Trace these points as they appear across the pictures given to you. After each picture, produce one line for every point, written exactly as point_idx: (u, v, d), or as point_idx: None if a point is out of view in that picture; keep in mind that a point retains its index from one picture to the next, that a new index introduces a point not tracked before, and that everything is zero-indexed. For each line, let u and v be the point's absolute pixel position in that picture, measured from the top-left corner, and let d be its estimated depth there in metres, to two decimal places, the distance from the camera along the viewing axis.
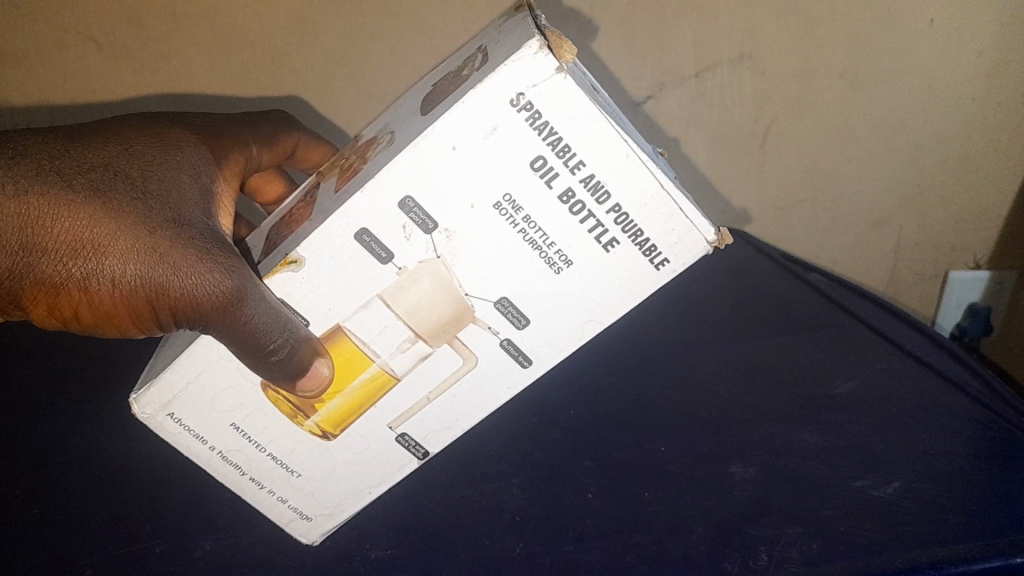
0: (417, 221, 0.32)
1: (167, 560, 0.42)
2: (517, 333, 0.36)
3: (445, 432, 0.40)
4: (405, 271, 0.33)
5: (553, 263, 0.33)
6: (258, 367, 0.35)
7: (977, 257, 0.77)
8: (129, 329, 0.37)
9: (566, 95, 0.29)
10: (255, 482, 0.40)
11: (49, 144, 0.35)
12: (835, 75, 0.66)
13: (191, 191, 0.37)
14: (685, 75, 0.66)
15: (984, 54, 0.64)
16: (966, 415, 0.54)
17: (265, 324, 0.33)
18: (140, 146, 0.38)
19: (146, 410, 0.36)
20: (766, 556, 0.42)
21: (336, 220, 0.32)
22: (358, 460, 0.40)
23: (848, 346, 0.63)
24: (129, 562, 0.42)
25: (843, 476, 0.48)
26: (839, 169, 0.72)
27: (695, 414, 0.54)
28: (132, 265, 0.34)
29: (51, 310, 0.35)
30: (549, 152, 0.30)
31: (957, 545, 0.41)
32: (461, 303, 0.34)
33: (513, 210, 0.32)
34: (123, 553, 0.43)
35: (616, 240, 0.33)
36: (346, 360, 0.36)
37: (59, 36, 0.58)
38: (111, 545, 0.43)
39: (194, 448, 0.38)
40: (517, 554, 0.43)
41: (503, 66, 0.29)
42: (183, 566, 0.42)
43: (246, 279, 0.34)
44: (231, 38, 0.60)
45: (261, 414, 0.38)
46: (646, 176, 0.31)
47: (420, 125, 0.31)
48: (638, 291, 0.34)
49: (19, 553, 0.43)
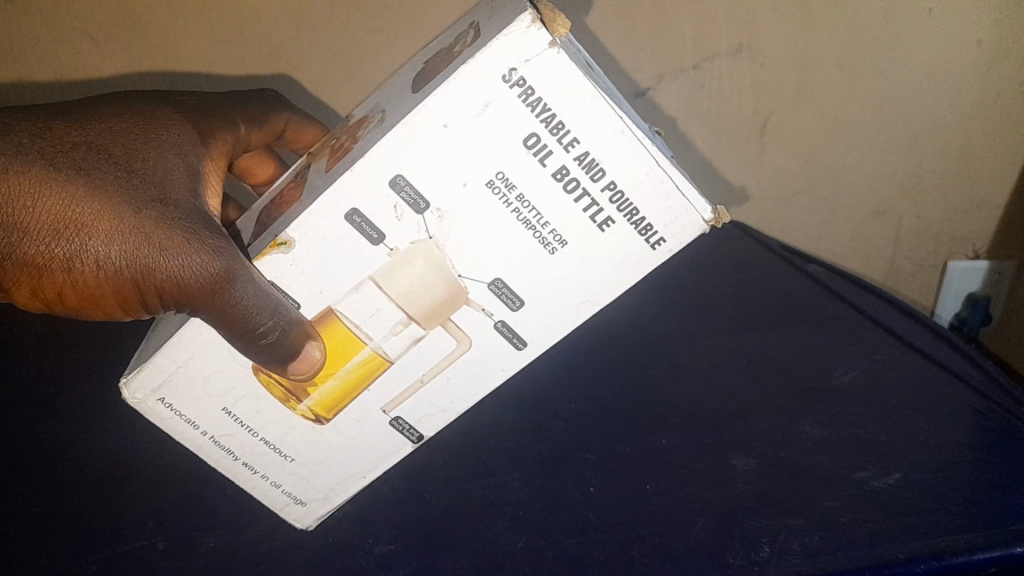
0: (408, 201, 0.32)
1: (170, 557, 0.42)
2: (511, 315, 0.35)
3: (438, 416, 0.40)
4: (397, 253, 0.33)
5: (547, 244, 0.33)
6: (249, 351, 0.34)
7: (976, 247, 0.77)
8: (116, 311, 0.36)
9: (559, 71, 0.29)
10: (248, 467, 0.40)
11: (30, 122, 0.34)
12: (833, 66, 0.66)
13: (177, 170, 0.37)
14: (683, 66, 0.66)
15: (982, 43, 0.64)
16: (967, 405, 0.54)
17: (255, 306, 0.33)
18: (125, 125, 0.37)
19: (136, 395, 0.36)
20: (769, 549, 0.41)
21: (326, 200, 0.32)
22: (352, 445, 0.40)
23: (848, 337, 0.63)
24: (131, 559, 0.42)
25: (844, 467, 0.47)
26: (838, 160, 0.72)
27: (698, 406, 0.54)
28: (117, 246, 0.33)
29: (35, 293, 0.35)
30: (542, 129, 0.30)
31: (957, 536, 0.40)
32: (454, 286, 0.34)
33: (506, 189, 0.31)
34: (126, 551, 0.42)
35: (611, 219, 0.32)
36: (338, 343, 0.36)
37: (55, 30, 0.58)
38: (113, 544, 0.43)
39: (186, 433, 0.38)
40: (518, 548, 0.43)
41: (494, 41, 0.28)
42: (188, 563, 0.42)
43: (235, 259, 0.33)
44: (225, 29, 0.59)
45: (252, 398, 0.38)
46: (641, 154, 0.30)
47: (412, 103, 0.31)
48: (633, 272, 0.34)
49: (21, 551, 0.42)
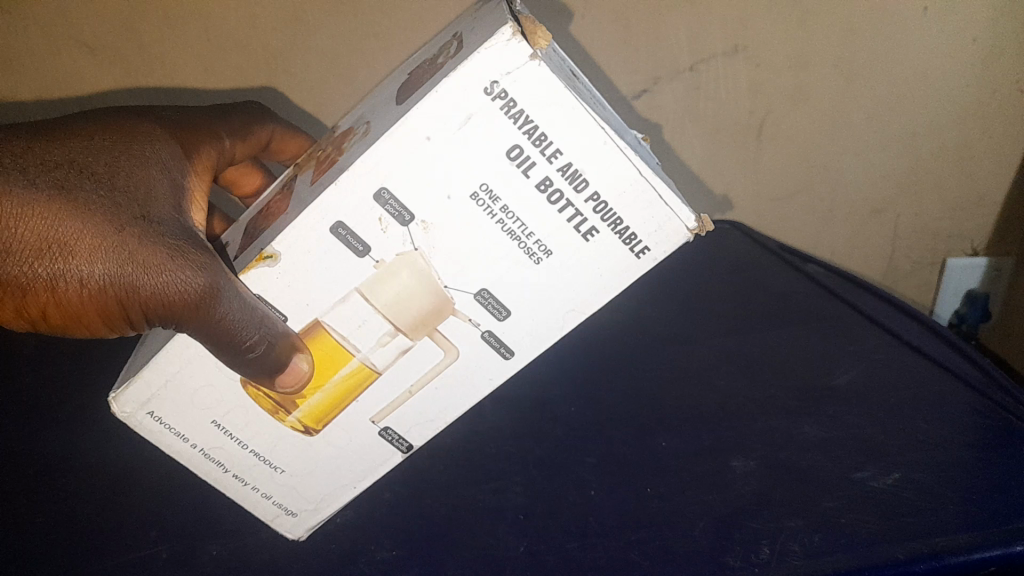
0: (392, 213, 0.32)
1: (173, 566, 0.42)
2: (497, 325, 0.35)
3: (427, 426, 0.40)
4: (382, 265, 0.33)
5: (533, 254, 0.33)
6: (235, 364, 0.34)
7: (975, 244, 0.77)
8: (100, 328, 0.36)
9: (540, 83, 0.29)
10: (239, 479, 0.40)
11: (13, 143, 0.35)
12: (828, 65, 0.65)
13: (161, 186, 0.37)
14: (679, 68, 0.65)
15: (977, 40, 0.64)
16: (964, 403, 0.54)
17: (240, 320, 0.33)
18: (109, 143, 0.37)
19: (125, 409, 0.36)
20: (768, 550, 0.41)
21: (311, 213, 0.32)
22: (342, 454, 0.40)
23: (848, 337, 0.63)
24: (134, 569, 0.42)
25: (844, 468, 0.47)
26: (836, 159, 0.71)
27: (697, 409, 0.54)
28: (100, 265, 0.33)
29: (19, 312, 0.35)
30: (525, 141, 0.30)
31: (956, 535, 0.40)
32: (440, 297, 0.34)
33: (490, 201, 0.31)
34: (129, 560, 0.43)
35: (595, 229, 0.32)
36: (326, 355, 0.36)
37: (50, 41, 0.58)
38: (117, 553, 0.43)
39: (176, 446, 0.38)
40: (520, 553, 0.43)
41: (475, 54, 0.28)
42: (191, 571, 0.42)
43: (220, 275, 0.34)
44: (219, 38, 0.59)
45: (241, 410, 0.38)
46: (624, 164, 0.30)
47: (396, 116, 0.31)
48: (618, 280, 0.34)
49: (27, 562, 0.42)
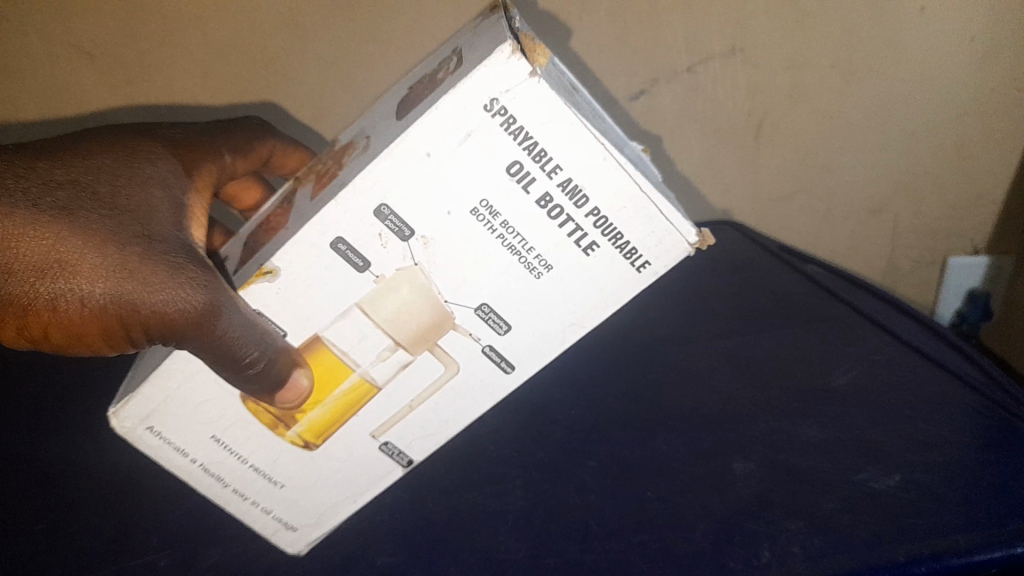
0: (393, 229, 0.32)
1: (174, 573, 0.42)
2: (498, 338, 0.35)
3: (429, 440, 0.40)
4: (383, 280, 0.33)
5: (533, 268, 0.33)
6: (237, 380, 0.35)
7: (975, 243, 0.77)
8: (101, 347, 0.36)
9: (540, 99, 0.29)
10: (239, 493, 0.40)
11: (15, 164, 0.35)
12: (827, 65, 0.65)
13: (161, 205, 0.37)
14: (678, 69, 0.65)
15: (977, 39, 0.64)
16: (964, 404, 0.54)
17: (241, 337, 0.33)
18: (110, 162, 0.38)
19: (125, 424, 0.36)
20: (769, 553, 0.41)
21: (311, 229, 0.32)
22: (343, 469, 0.40)
23: (848, 337, 0.63)
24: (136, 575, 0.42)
25: (844, 470, 0.47)
26: (836, 158, 0.71)
27: (696, 411, 0.54)
28: (101, 285, 0.33)
29: (20, 332, 0.35)
30: (525, 157, 0.30)
31: (956, 536, 0.41)
32: (440, 312, 0.34)
33: (491, 216, 0.31)
34: (132, 566, 0.43)
35: (596, 244, 0.32)
36: (327, 370, 0.36)
37: (45, 48, 0.58)
38: (119, 559, 0.43)
39: (176, 462, 0.38)
40: (521, 557, 0.43)
41: (473, 71, 0.28)
42: None
43: (221, 292, 0.34)
44: (214, 42, 0.59)
45: (241, 424, 0.38)
46: (624, 179, 0.30)
47: (395, 132, 0.31)
48: (619, 294, 0.34)
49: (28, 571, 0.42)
